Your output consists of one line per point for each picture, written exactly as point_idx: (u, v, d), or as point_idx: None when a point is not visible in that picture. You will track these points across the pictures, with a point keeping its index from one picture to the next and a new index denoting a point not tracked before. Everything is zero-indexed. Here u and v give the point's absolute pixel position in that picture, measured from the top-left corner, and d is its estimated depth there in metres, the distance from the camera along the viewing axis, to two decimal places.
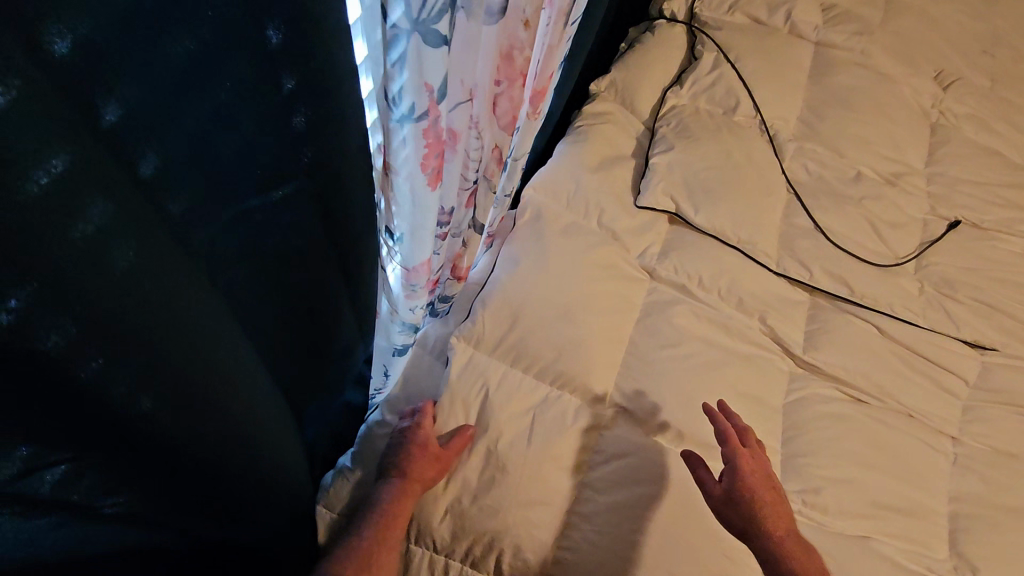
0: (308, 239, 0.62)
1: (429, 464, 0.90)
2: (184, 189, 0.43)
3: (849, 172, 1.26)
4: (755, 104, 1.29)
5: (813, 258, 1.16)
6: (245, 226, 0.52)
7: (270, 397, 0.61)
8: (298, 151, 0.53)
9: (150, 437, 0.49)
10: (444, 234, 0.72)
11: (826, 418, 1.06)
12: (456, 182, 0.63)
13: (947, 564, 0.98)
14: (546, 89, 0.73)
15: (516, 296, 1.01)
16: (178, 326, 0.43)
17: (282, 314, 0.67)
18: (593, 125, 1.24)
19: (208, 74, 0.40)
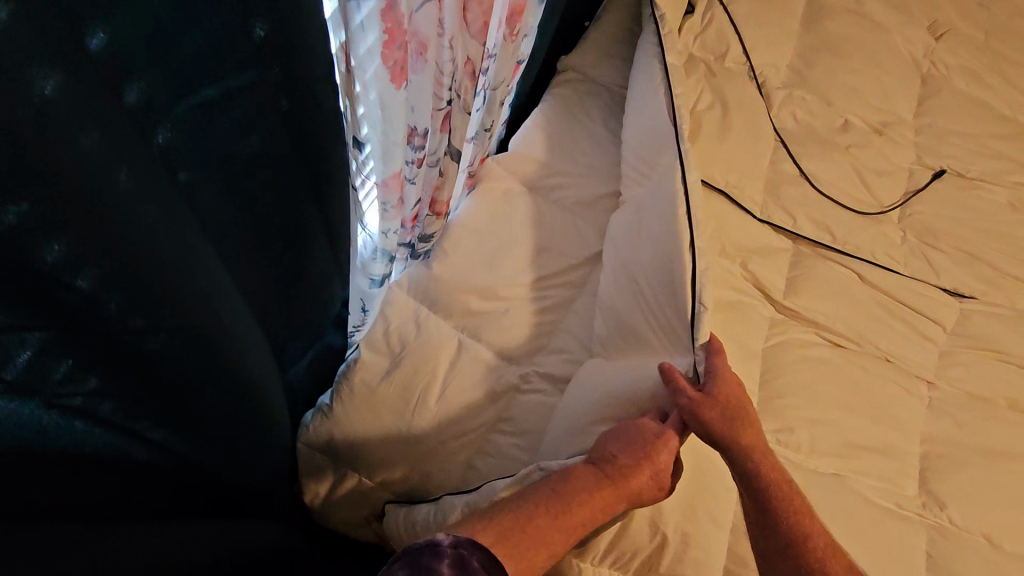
0: (279, 153, 0.63)
1: (649, 483, 0.82)
2: (138, 72, 0.44)
3: (837, 121, 1.25)
4: (745, 50, 1.27)
5: (797, 205, 1.16)
6: (211, 128, 0.54)
7: (232, 305, 0.63)
8: (268, 56, 0.55)
9: (105, 320, 0.52)
10: (419, 161, 0.72)
11: (804, 362, 1.07)
12: (426, 90, 0.63)
13: (915, 501, 1.01)
14: (522, 10, 0.73)
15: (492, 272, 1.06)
16: (120, 189, 0.44)
17: (258, 233, 0.68)
18: (568, 86, 1.30)
19: None
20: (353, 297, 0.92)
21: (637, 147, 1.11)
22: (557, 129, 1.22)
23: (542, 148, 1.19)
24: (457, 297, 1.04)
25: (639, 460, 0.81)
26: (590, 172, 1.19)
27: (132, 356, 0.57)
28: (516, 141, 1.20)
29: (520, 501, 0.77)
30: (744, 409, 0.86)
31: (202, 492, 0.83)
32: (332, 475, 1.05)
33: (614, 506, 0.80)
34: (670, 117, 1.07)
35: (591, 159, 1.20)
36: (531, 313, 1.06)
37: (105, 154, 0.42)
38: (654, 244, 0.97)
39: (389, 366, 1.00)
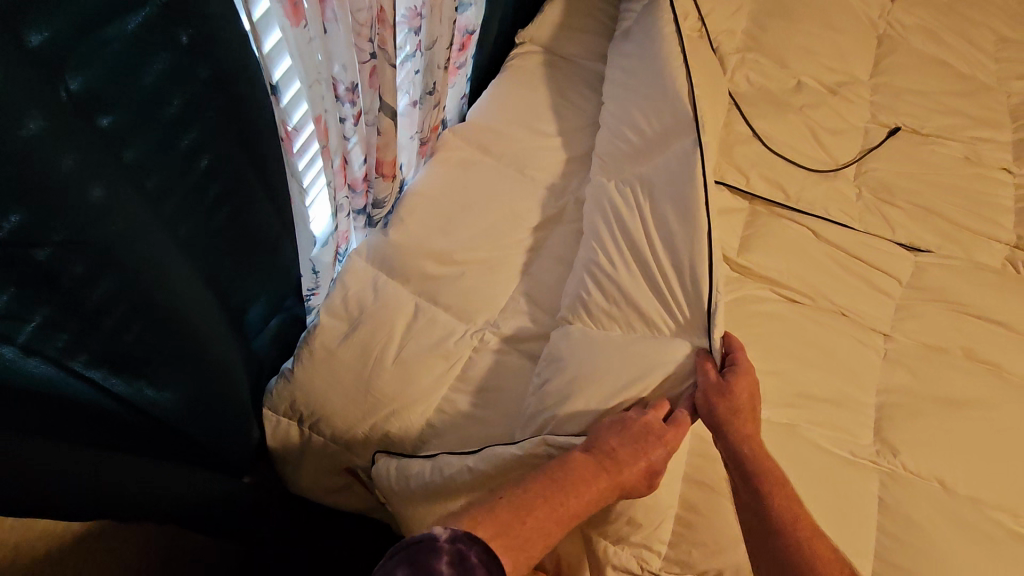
0: (208, 112, 0.66)
1: (638, 474, 0.82)
2: (40, 18, 0.47)
3: (790, 82, 1.26)
4: (701, 17, 1.25)
5: (751, 165, 1.17)
6: (128, 81, 0.56)
7: (172, 257, 0.67)
8: (177, 13, 0.57)
9: (38, 259, 0.56)
10: (355, 116, 0.77)
11: (758, 316, 1.09)
12: (346, 40, 0.67)
13: (869, 449, 1.02)
14: None
15: (452, 242, 1.07)
16: (31, 132, 0.48)
17: (196, 191, 0.71)
18: (526, 59, 1.31)
19: None
20: (303, 259, 0.97)
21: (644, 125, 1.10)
22: (512, 99, 1.24)
23: (495, 116, 1.21)
24: (414, 262, 1.05)
25: (638, 456, 0.81)
26: (543, 140, 1.20)
27: (69, 299, 0.61)
28: (473, 113, 1.22)
29: (520, 491, 0.77)
30: (754, 406, 0.86)
31: (161, 444, 0.87)
32: (296, 442, 1.07)
33: (604, 498, 0.80)
34: (687, 103, 1.06)
35: (543, 126, 1.22)
36: (485, 280, 1.06)
37: (16, 96, 0.46)
38: (665, 231, 0.98)
39: (348, 330, 1.03)
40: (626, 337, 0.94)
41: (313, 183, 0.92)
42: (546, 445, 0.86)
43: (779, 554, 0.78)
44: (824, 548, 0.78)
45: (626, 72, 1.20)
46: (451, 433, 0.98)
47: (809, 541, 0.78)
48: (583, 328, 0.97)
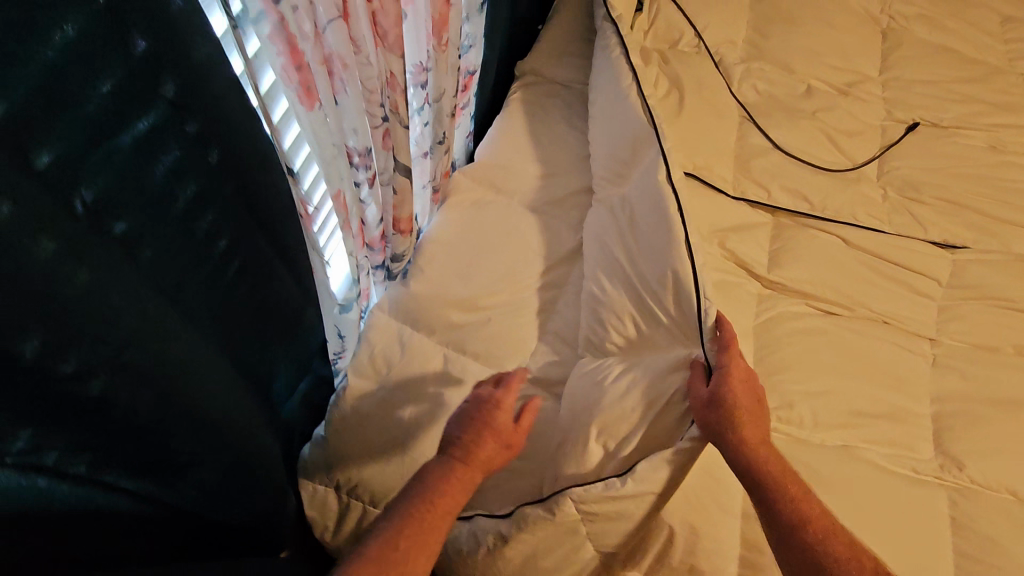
0: (220, 198, 0.64)
1: (496, 448, 0.82)
2: (47, 136, 0.44)
3: (799, 88, 1.22)
4: (697, 33, 1.23)
5: (770, 178, 1.13)
6: (139, 184, 0.54)
7: (196, 350, 0.64)
8: (184, 108, 0.55)
9: (62, 382, 0.52)
10: (371, 177, 0.72)
11: (796, 334, 1.05)
12: (355, 104, 0.63)
13: (932, 464, 0.97)
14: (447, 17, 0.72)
15: (476, 287, 1.04)
16: (44, 254, 0.45)
17: (214, 280, 0.68)
18: (527, 91, 1.27)
19: (45, 17, 0.41)
20: (327, 325, 0.94)
21: (613, 146, 1.09)
22: (518, 134, 1.20)
23: (503, 153, 1.17)
24: (438, 312, 1.02)
25: (480, 431, 0.81)
26: (555, 172, 1.17)
27: (96, 414, 0.57)
28: (480, 152, 1.19)
29: (383, 523, 0.72)
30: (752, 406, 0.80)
31: (195, 537, 0.83)
32: (334, 509, 1.04)
33: (471, 478, 0.79)
34: (642, 115, 1.05)
35: (554, 159, 1.18)
36: (512, 322, 1.03)
37: (29, 221, 0.44)
38: (645, 248, 0.96)
39: (377, 389, 0.99)
40: (622, 364, 0.93)
41: (331, 249, 0.89)
42: (577, 509, 0.83)
43: (796, 561, 0.73)
44: (841, 548, 0.72)
45: (592, 95, 1.19)
46: (493, 488, 0.94)
47: (822, 542, 0.73)
48: (590, 362, 0.96)
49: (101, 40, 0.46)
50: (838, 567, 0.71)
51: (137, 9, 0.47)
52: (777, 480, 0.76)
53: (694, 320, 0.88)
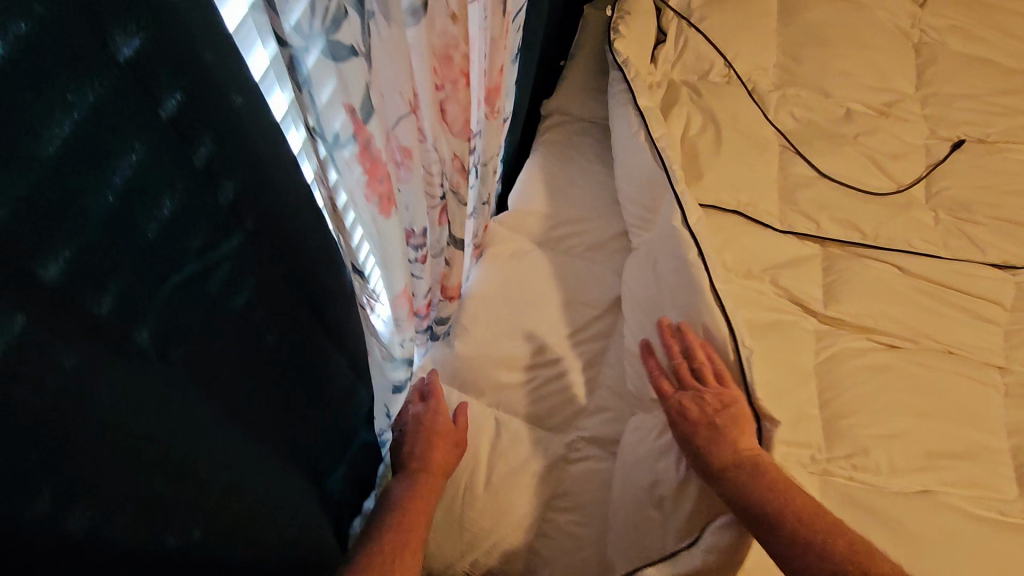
0: (279, 294, 0.59)
1: (446, 450, 0.88)
2: (105, 278, 0.39)
3: (838, 111, 1.19)
4: (728, 62, 1.19)
5: (817, 208, 1.09)
6: (199, 301, 0.49)
7: (241, 453, 0.60)
8: (245, 210, 0.50)
9: (116, 530, 0.47)
10: (422, 256, 0.68)
11: (860, 371, 1.00)
12: (419, 196, 0.58)
13: (1019, 505, 0.92)
14: (499, 84, 0.68)
15: (525, 343, 0.99)
16: (94, 403, 0.41)
17: (272, 378, 0.63)
18: (555, 132, 1.23)
19: (109, 149, 0.37)
20: (377, 403, 0.93)
21: (632, 188, 1.04)
22: (552, 177, 1.16)
23: (539, 198, 1.13)
24: (487, 372, 0.97)
25: (426, 442, 0.87)
26: (594, 213, 1.12)
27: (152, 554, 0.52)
28: (514, 198, 1.14)
29: (367, 541, 0.78)
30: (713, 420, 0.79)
31: None
32: None
33: (434, 485, 0.85)
34: (654, 159, 1.00)
35: (593, 199, 1.13)
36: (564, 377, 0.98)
37: (81, 372, 0.39)
38: (675, 302, 0.90)
39: None
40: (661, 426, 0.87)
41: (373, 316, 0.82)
42: None
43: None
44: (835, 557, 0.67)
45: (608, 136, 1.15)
46: (556, 558, 0.89)
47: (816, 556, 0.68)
48: (645, 418, 0.91)
49: (161, 161, 0.41)
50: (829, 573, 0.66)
51: (199, 121, 0.42)
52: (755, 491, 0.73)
53: (734, 368, 0.83)
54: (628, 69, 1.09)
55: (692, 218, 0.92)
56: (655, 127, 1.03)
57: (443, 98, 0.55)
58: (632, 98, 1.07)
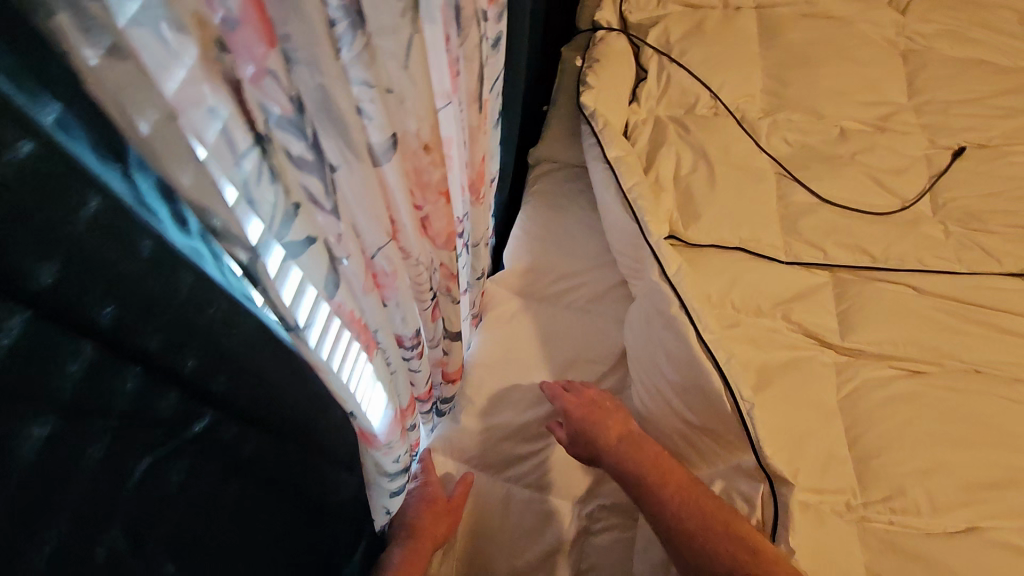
0: (277, 447, 0.56)
1: (440, 518, 0.88)
2: (97, 537, 0.37)
3: (831, 132, 1.16)
4: (714, 93, 1.18)
5: (821, 235, 1.06)
6: (196, 497, 0.46)
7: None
8: (237, 394, 0.47)
9: None
10: (418, 352, 0.67)
11: (887, 403, 0.95)
12: (409, 309, 0.57)
13: None
14: (482, 171, 0.67)
15: (531, 410, 0.96)
16: None
17: (277, 514, 0.61)
18: (543, 180, 1.22)
19: (89, 417, 0.34)
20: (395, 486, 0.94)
21: (616, 242, 1.01)
22: (545, 230, 1.13)
23: (534, 253, 1.10)
24: (495, 446, 0.95)
25: (424, 510, 0.88)
26: (588, 262, 1.08)
27: None
28: (509, 256, 1.13)
29: None
30: (599, 419, 0.86)
31: None
32: None
33: (426, 551, 0.87)
34: (627, 212, 0.98)
35: (587, 247, 1.10)
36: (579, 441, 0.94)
37: None
38: (665, 363, 0.86)
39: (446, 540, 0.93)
40: None
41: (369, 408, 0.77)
42: None
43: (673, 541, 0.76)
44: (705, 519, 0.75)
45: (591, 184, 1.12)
46: None
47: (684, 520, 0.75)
48: None
49: (99, 382, 0.34)
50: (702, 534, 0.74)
51: (142, 323, 0.35)
52: (633, 465, 0.82)
53: (733, 423, 0.79)
54: (597, 120, 1.06)
55: (670, 269, 0.89)
56: (627, 177, 1.00)
57: (423, 215, 0.55)
58: (603, 147, 1.04)
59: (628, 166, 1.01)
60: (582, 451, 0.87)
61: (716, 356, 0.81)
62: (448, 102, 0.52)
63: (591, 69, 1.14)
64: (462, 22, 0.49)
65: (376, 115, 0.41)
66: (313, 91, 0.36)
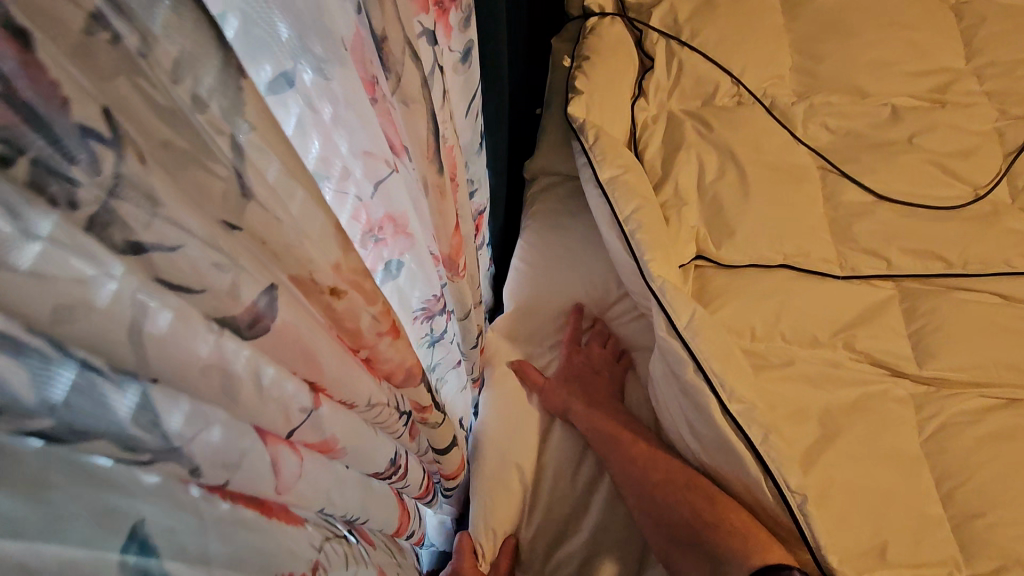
0: None
1: None
2: None
3: (881, 112, 0.97)
4: (736, 78, 0.99)
5: (882, 241, 0.88)
6: None
7: None
8: None
9: None
10: (401, 475, 0.53)
11: (985, 445, 0.78)
12: (370, 453, 0.42)
13: None
14: (458, 245, 0.54)
15: (549, 491, 0.82)
16: None
17: None
18: (541, 198, 1.05)
19: None
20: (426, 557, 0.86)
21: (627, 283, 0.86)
22: (549, 261, 0.96)
23: (537, 290, 0.95)
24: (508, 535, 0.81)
25: None
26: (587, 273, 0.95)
27: None
28: (510, 294, 0.97)
29: None
30: (590, 378, 0.86)
31: None
32: None
33: None
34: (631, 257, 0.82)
35: (585, 256, 0.95)
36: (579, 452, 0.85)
37: None
38: (697, 432, 0.74)
39: None
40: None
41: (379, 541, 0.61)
42: None
43: (631, 491, 0.76)
44: (668, 475, 0.74)
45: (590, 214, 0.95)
46: None
47: (647, 476, 0.75)
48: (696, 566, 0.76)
49: None
50: (657, 492, 0.74)
51: None
52: (605, 424, 0.81)
53: (778, 513, 0.67)
54: (587, 134, 0.89)
55: (680, 322, 0.74)
56: (624, 203, 0.84)
57: (364, 355, 0.41)
58: (595, 169, 0.87)
59: (629, 189, 0.85)
60: (558, 412, 0.86)
61: (749, 433, 0.68)
62: (389, 169, 0.39)
63: (581, 70, 0.96)
64: (387, 61, 0.37)
65: (226, 245, 0.28)
66: (6, 301, 0.20)
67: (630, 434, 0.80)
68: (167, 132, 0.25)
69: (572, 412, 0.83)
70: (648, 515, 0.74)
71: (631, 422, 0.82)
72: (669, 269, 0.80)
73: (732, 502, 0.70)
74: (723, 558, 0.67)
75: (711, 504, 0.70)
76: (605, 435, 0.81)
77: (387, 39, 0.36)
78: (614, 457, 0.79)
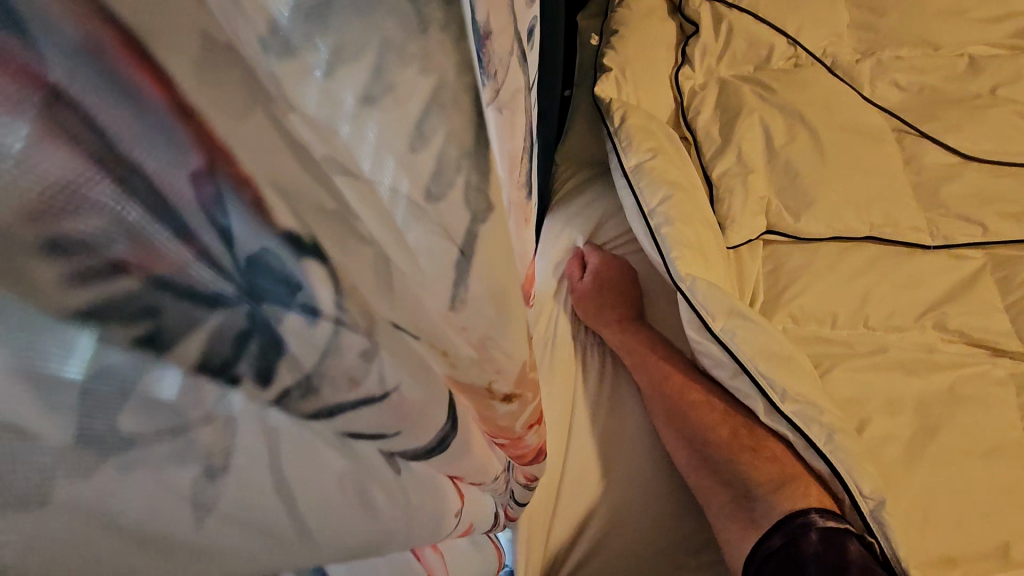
0: None
1: None
2: None
3: (957, 62, 0.89)
4: (792, 38, 0.90)
5: (971, 205, 0.80)
6: None
7: None
8: None
9: None
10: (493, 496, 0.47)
11: None
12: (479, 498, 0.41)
13: None
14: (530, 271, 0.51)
15: (624, 505, 0.73)
16: None
17: None
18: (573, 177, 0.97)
19: None
20: None
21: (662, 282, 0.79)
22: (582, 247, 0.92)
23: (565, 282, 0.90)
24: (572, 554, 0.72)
25: None
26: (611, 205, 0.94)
27: None
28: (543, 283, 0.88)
29: None
30: (620, 294, 0.86)
31: None
32: None
33: None
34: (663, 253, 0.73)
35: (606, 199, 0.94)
36: (622, 404, 0.81)
37: None
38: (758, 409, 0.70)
39: None
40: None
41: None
42: None
43: (659, 399, 0.77)
44: (697, 395, 0.76)
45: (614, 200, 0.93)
46: None
47: (681, 394, 0.76)
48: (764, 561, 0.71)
49: None
50: (694, 412, 0.74)
51: None
52: (634, 338, 0.83)
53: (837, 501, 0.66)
54: (613, 116, 0.81)
55: (714, 326, 0.69)
56: (650, 194, 0.76)
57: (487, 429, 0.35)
58: (620, 156, 0.79)
59: (656, 175, 0.76)
60: (580, 309, 0.86)
61: (810, 435, 0.66)
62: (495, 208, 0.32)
63: (610, 47, 0.87)
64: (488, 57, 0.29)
65: (379, 334, 0.23)
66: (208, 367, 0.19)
67: (666, 355, 0.81)
68: (320, 195, 0.20)
69: (602, 320, 0.84)
70: (676, 433, 0.74)
71: (664, 343, 0.83)
72: (705, 271, 0.73)
73: (769, 431, 0.72)
74: (752, 484, 0.69)
75: (750, 433, 0.72)
76: (630, 343, 0.82)
77: (491, 34, 0.29)
78: (645, 366, 0.79)
